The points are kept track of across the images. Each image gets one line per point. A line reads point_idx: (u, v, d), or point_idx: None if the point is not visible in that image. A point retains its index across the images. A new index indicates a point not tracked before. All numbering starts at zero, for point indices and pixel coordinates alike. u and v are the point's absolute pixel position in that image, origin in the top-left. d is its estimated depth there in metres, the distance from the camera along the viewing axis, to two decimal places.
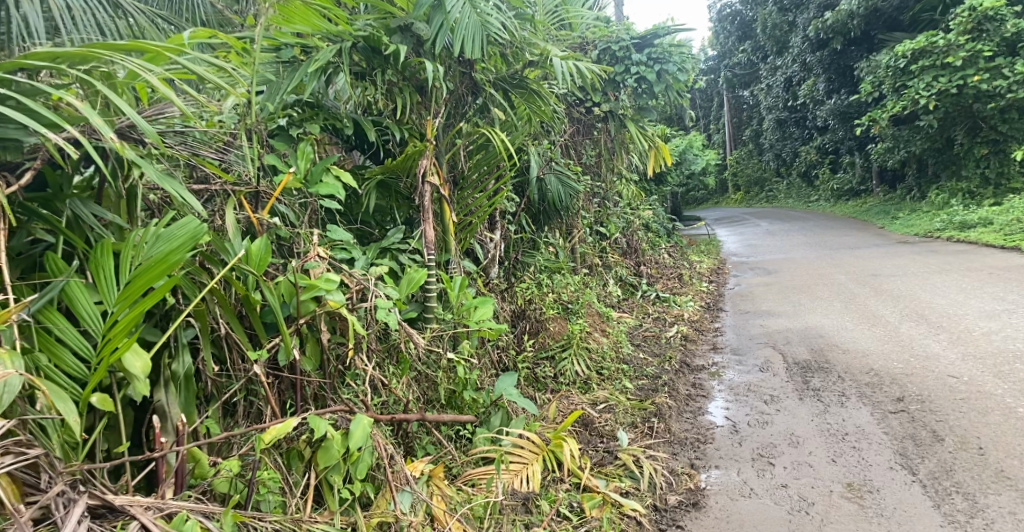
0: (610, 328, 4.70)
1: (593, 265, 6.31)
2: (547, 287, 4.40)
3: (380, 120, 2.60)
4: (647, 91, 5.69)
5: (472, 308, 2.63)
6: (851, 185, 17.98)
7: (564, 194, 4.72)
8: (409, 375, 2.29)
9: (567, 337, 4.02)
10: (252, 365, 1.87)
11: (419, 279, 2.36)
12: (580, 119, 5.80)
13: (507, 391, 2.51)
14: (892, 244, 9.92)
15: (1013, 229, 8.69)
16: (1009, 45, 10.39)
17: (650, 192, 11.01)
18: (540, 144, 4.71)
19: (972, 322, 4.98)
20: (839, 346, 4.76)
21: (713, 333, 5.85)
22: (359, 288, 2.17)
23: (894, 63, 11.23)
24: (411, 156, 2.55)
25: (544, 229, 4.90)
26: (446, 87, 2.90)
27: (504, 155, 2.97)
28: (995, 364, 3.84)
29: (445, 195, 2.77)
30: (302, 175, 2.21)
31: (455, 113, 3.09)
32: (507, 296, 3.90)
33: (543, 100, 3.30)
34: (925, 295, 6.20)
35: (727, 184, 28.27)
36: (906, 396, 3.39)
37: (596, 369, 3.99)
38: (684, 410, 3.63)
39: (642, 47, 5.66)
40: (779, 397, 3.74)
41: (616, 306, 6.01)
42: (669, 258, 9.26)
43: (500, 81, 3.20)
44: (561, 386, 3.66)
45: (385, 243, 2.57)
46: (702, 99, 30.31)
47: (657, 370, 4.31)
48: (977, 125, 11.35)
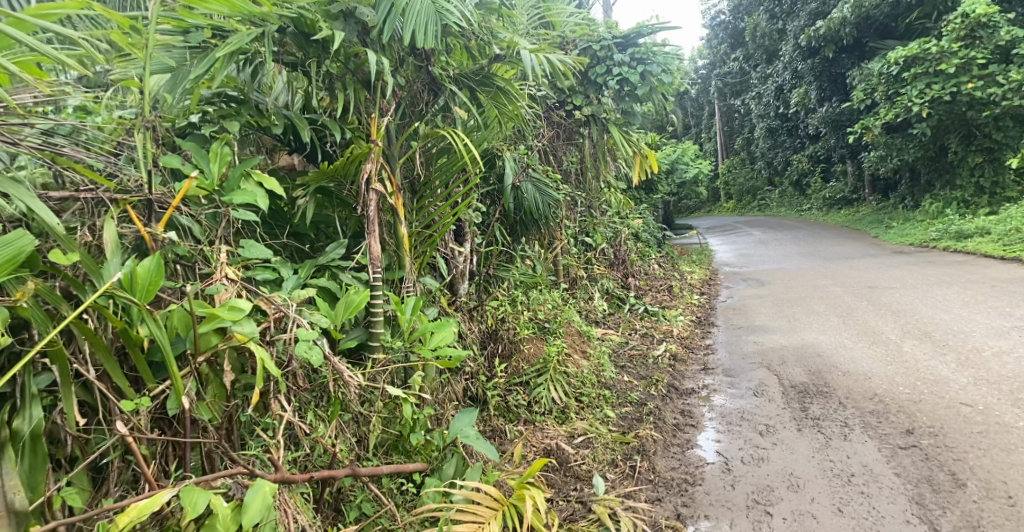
0: (593, 348, 4.35)
1: (578, 278, 5.97)
2: (522, 304, 4.04)
3: (317, 117, 2.20)
4: (630, 93, 5.38)
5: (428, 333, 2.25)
6: (843, 193, 17.78)
7: (542, 202, 4.37)
8: (339, 420, 1.90)
9: (543, 360, 3.65)
10: (128, 418, 1.46)
11: (359, 302, 1.99)
12: (559, 123, 5.49)
13: (463, 433, 2.15)
14: (887, 254, 9.65)
15: (1012, 239, 8.43)
16: (1003, 53, 10.18)
17: (638, 201, 10.71)
18: (515, 150, 4.40)
19: (980, 341, 4.66)
20: (839, 368, 4.42)
21: (704, 350, 5.52)
22: (279, 314, 1.76)
23: (886, 70, 11.00)
24: (355, 160, 2.15)
25: (521, 241, 4.56)
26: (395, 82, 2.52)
27: (468, 161, 2.60)
28: (1011, 391, 3.57)
29: (398, 204, 2.40)
30: (213, 180, 1.80)
31: (410, 112, 2.70)
32: (477, 316, 3.53)
33: (513, 101, 2.98)
34: (926, 309, 5.89)
35: (719, 192, 28.13)
36: (916, 428, 3.17)
37: (576, 395, 3.64)
38: (670, 444, 3.28)
39: (624, 47, 5.33)
40: (776, 427, 3.41)
41: (601, 322, 5.67)
42: (659, 269, 8.93)
43: (460, 78, 2.86)
44: (535, 417, 3.32)
45: (322, 259, 2.16)
46: (693, 107, 30.17)
47: (642, 395, 3.96)
48: (972, 133, 11.12)
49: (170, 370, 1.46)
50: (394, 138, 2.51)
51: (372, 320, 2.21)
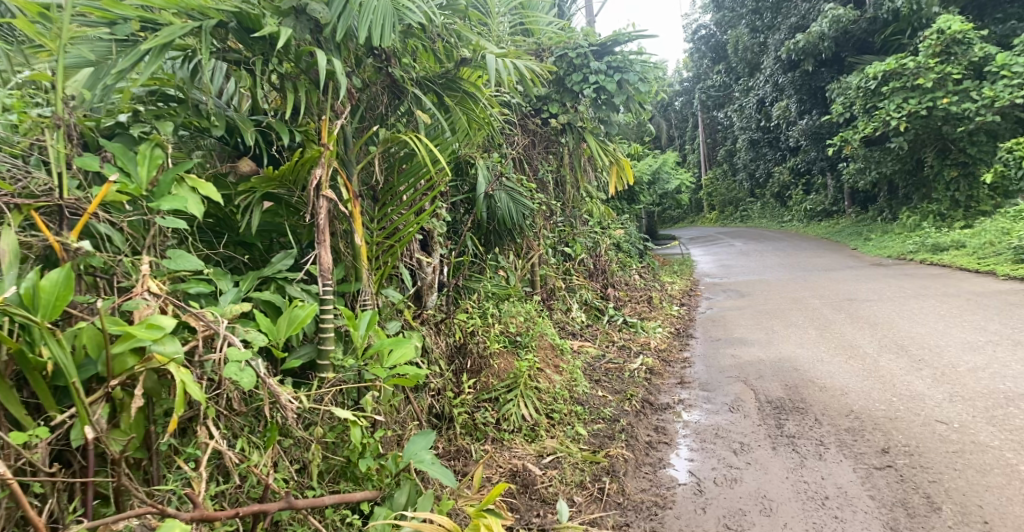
0: (568, 362, 4.22)
1: (556, 289, 5.85)
2: (494, 317, 3.91)
3: (263, 118, 2.08)
4: (607, 102, 5.29)
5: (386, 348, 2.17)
6: (823, 206, 17.93)
7: (515, 212, 4.32)
8: (276, 446, 1.76)
9: (513, 375, 3.52)
10: (21, 451, 1.32)
11: (303, 317, 1.87)
12: (535, 131, 5.40)
13: (417, 457, 2.01)
14: (865, 266, 9.68)
15: (987, 253, 8.48)
16: (977, 69, 10.31)
17: (620, 211, 10.66)
18: (489, 158, 4.29)
19: (956, 356, 4.62)
20: (815, 383, 4.35)
21: (681, 363, 5.43)
22: (209, 331, 1.62)
23: (864, 84, 11.08)
24: (304, 164, 2.01)
25: (494, 251, 4.44)
26: (350, 83, 2.39)
27: (430, 167, 2.48)
28: (987, 409, 3.51)
29: (355, 212, 2.26)
30: (141, 186, 1.67)
31: (369, 115, 2.58)
32: (444, 329, 3.39)
33: (480, 105, 2.84)
34: (903, 322, 5.86)
35: (702, 203, 28.28)
36: (891, 447, 3.09)
37: (546, 412, 3.50)
38: (642, 464, 3.17)
39: (601, 54, 5.23)
40: (750, 445, 3.32)
41: (577, 334, 5.55)
42: (639, 279, 8.85)
43: (423, 80, 2.74)
44: (503, 435, 3.19)
45: (267, 271, 2.02)
46: (677, 118, 30.35)
47: (616, 411, 3.84)
48: (947, 147, 11.23)
49: (74, 396, 1.33)
50: (351, 141, 2.38)
51: (320, 336, 2.06)
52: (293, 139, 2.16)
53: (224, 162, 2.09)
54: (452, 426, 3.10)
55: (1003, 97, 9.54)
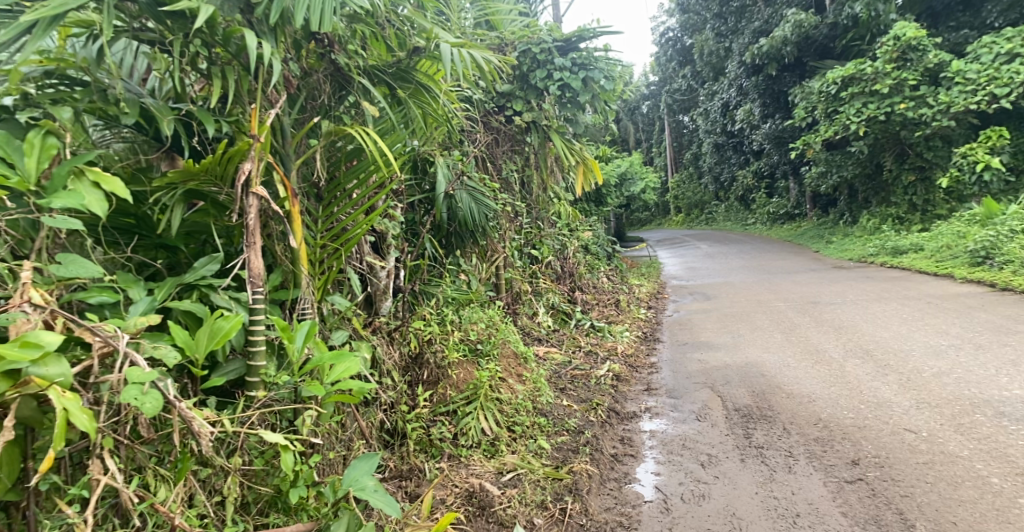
0: (532, 370, 4.05)
1: (523, 293, 5.68)
2: (453, 323, 3.66)
3: (184, 104, 1.84)
4: (572, 100, 5.15)
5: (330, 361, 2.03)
6: (787, 209, 18.21)
7: (477, 213, 4.13)
8: (190, 478, 1.53)
9: (473, 386, 3.33)
10: None
11: (228, 330, 1.64)
12: (499, 129, 5.23)
13: (358, 484, 1.81)
14: (828, 268, 9.78)
15: (944, 255, 8.61)
16: (932, 76, 10.50)
17: (588, 213, 10.58)
18: (449, 156, 4.09)
19: (920, 361, 4.59)
20: (782, 389, 4.26)
21: (648, 369, 5.32)
22: (106, 348, 1.39)
23: (826, 88, 11.21)
24: (231, 157, 1.80)
25: (456, 254, 4.26)
26: (288, 69, 2.18)
27: (377, 162, 2.30)
28: (953, 416, 3.46)
29: (293, 211, 2.05)
30: (27, 179, 1.45)
31: (309, 106, 2.36)
32: (398, 338, 3.19)
33: (435, 97, 2.66)
34: (867, 326, 5.85)
35: (669, 205, 28.54)
36: (861, 459, 3.02)
37: (507, 424, 3.32)
38: (606, 479, 3.03)
39: (566, 51, 5.09)
40: (718, 457, 3.20)
41: (543, 340, 5.40)
42: (607, 282, 8.76)
43: (372, 70, 2.54)
44: (461, 451, 3.00)
45: (191, 277, 1.79)
46: (644, 121, 30.56)
47: (581, 422, 3.68)
48: (905, 152, 11.42)
49: None
50: (289, 133, 2.17)
51: (250, 349, 1.84)
52: (219, 130, 1.94)
53: (145, 154, 1.86)
54: (406, 443, 2.91)
55: (957, 103, 9.70)
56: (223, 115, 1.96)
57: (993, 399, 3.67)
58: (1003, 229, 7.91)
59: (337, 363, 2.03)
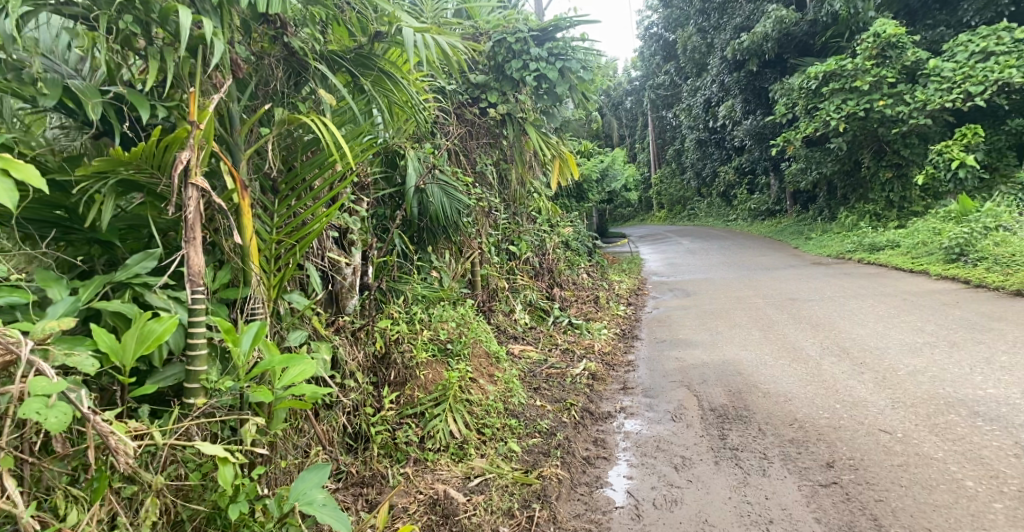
0: (504, 370, 3.93)
1: (499, 290, 5.57)
2: (422, 322, 3.52)
3: (113, 87, 1.73)
4: (549, 92, 5.05)
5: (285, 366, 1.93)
6: (768, 205, 18.29)
7: (449, 208, 4.01)
8: (107, 497, 1.40)
9: (442, 387, 3.21)
10: None
11: (160, 333, 1.52)
12: (473, 121, 5.11)
13: (305, 498, 1.71)
14: (807, 265, 9.81)
15: (921, 252, 8.66)
16: (910, 74, 10.56)
17: (569, 209, 10.49)
18: (419, 149, 3.96)
19: (894, 359, 4.57)
20: (758, 388, 4.21)
21: (624, 367, 5.25)
22: (9, 356, 1.26)
23: (806, 84, 11.22)
24: (168, 146, 1.68)
25: (427, 250, 4.14)
26: (236, 51, 2.05)
27: (335, 153, 2.19)
28: (929, 416, 3.43)
29: (243, 205, 1.93)
30: None
31: (261, 92, 2.23)
32: (362, 338, 3.02)
33: (399, 83, 2.54)
34: (844, 323, 5.84)
35: (652, 201, 28.62)
36: (836, 461, 2.97)
37: (477, 427, 3.21)
38: (577, 484, 2.95)
39: (542, 41, 4.96)
40: (692, 460, 3.13)
41: (519, 338, 5.29)
42: (587, 278, 8.69)
43: (330, 56, 2.43)
44: (427, 455, 2.89)
45: (122, 275, 1.67)
46: (627, 117, 30.57)
47: (553, 423, 3.58)
48: (882, 149, 11.49)
49: None
50: (238, 123, 2.05)
51: (190, 352, 1.71)
52: (158, 115, 1.82)
53: (77, 141, 1.78)
54: (370, 447, 2.79)
55: (933, 100, 9.76)
56: (162, 98, 1.84)
57: (968, 399, 3.64)
58: (978, 226, 7.97)
59: (292, 367, 1.93)
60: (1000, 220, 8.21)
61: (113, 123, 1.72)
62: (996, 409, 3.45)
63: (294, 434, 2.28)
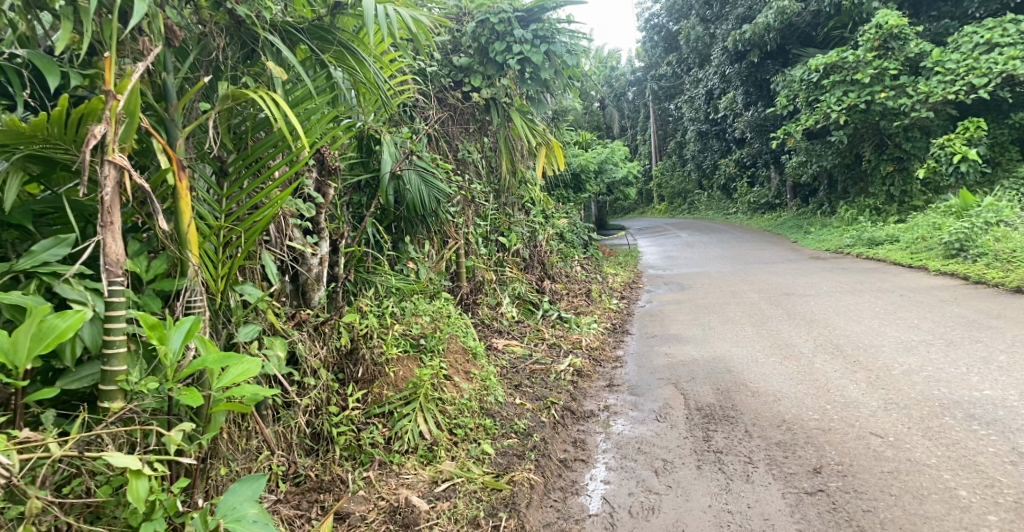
0: (482, 367, 3.73)
1: (485, 282, 5.40)
2: (394, 316, 3.34)
3: (20, 51, 1.60)
4: (534, 76, 4.87)
5: (228, 366, 1.81)
6: (768, 198, 18.13)
7: (427, 196, 3.85)
8: None
9: (413, 385, 3.01)
10: None
11: (64, 329, 1.40)
12: (455, 106, 4.98)
13: (232, 516, 1.58)
14: (805, 259, 9.66)
15: (919, 247, 8.51)
16: (912, 66, 10.36)
17: (566, 200, 10.33)
18: (397, 134, 3.80)
19: (890, 358, 4.42)
20: (748, 387, 4.07)
21: (612, 363, 5.10)
22: None
23: (808, 76, 11.02)
24: (83, 117, 1.54)
25: (405, 240, 3.98)
26: (168, 15, 1.88)
27: (286, 135, 2.04)
28: (923, 419, 3.27)
29: (179, 186, 1.77)
30: None
31: (203, 63, 2.05)
32: (326, 332, 2.83)
33: (361, 57, 2.37)
34: (839, 319, 5.69)
35: (654, 194, 28.45)
36: (823, 467, 2.83)
37: (448, 427, 3.03)
38: (551, 489, 2.81)
39: (527, 22, 4.75)
40: (673, 464, 2.99)
41: (504, 332, 5.14)
42: (581, 271, 8.53)
43: (284, 27, 2.25)
44: (392, 458, 2.71)
45: (30, 263, 1.53)
46: (629, 109, 30.31)
47: (531, 422, 3.42)
48: (883, 142, 11.29)
49: None
50: (175, 97, 1.88)
51: (106, 351, 1.57)
52: (74, 84, 1.68)
53: None
54: (333, 448, 2.63)
55: (936, 92, 9.55)
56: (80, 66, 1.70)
57: (964, 401, 3.49)
58: (978, 221, 7.80)
59: (233, 366, 1.79)
60: (1001, 215, 8.03)
61: (18, 91, 1.59)
62: (994, 412, 3.29)
63: (236, 437, 2.12)
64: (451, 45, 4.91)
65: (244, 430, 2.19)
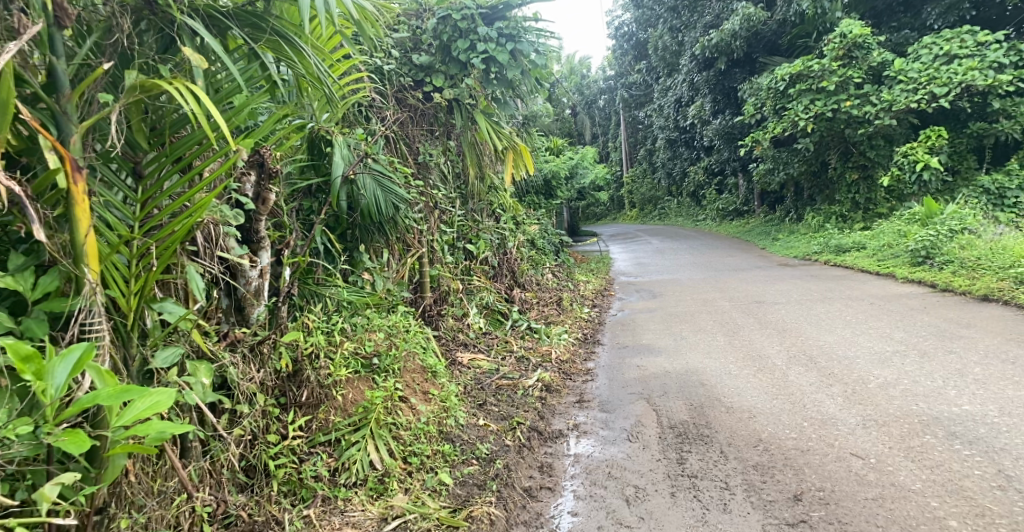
0: (442, 387, 3.47)
1: (451, 292, 5.14)
2: (344, 332, 3.08)
3: None
4: (499, 76, 4.66)
5: (138, 396, 1.54)
6: (736, 205, 18.27)
7: (383, 201, 3.60)
8: None
9: (363, 410, 2.76)
10: None
11: None
12: (415, 107, 4.73)
13: None
14: (774, 266, 9.63)
15: (886, 254, 8.53)
16: (876, 75, 10.46)
17: (536, 206, 10.14)
18: (349, 135, 3.54)
19: (865, 370, 4.29)
20: (722, 402, 3.89)
21: (583, 376, 4.90)
22: None
23: (775, 85, 11.03)
24: None
25: (360, 248, 3.72)
26: None
27: (208, 133, 1.80)
28: (903, 437, 3.13)
29: (72, 191, 1.50)
30: None
31: (108, 48, 1.77)
32: (265, 354, 2.55)
33: (300, 45, 2.11)
34: (811, 329, 5.59)
35: (625, 200, 28.55)
36: (804, 493, 2.66)
37: (403, 455, 2.77)
38: (513, 524, 2.58)
39: (491, 20, 4.57)
40: (646, 491, 2.79)
41: (469, 345, 4.88)
42: (552, 278, 8.33)
43: (207, 11, 1.99)
44: (338, 492, 2.44)
45: None
46: (601, 116, 30.41)
47: (494, 446, 3.18)
48: (849, 150, 11.36)
49: None
50: (68, 87, 1.60)
51: None
52: None
53: None
54: (270, 483, 2.35)
55: (899, 101, 9.62)
56: None
57: (943, 417, 3.36)
58: (943, 229, 7.83)
59: (142, 398, 1.52)
60: (965, 223, 8.06)
61: None
62: (974, 430, 3.16)
63: (146, 478, 1.84)
64: (410, 42, 4.67)
65: (160, 469, 1.91)
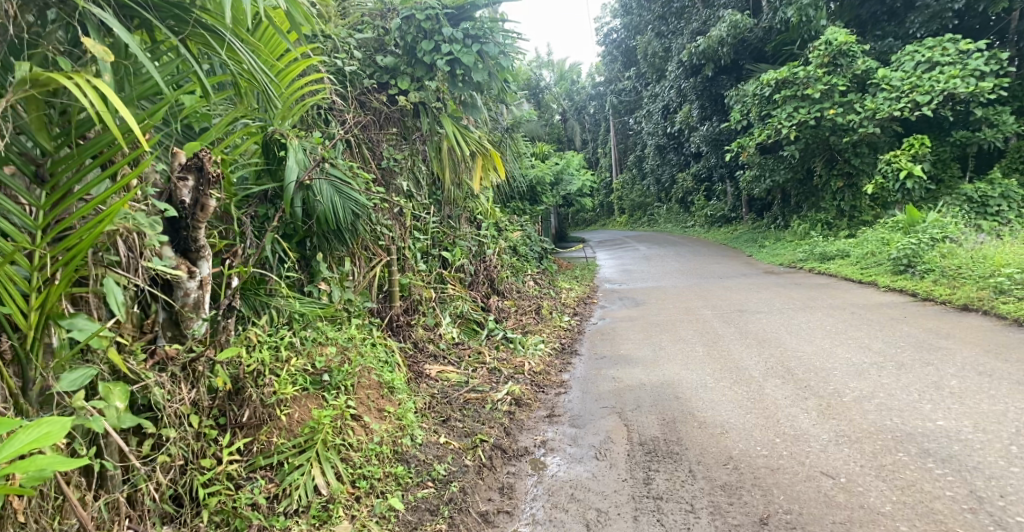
0: (400, 403, 3.31)
1: (423, 301, 5.00)
2: (293, 347, 2.93)
3: None
4: (466, 78, 4.55)
5: (22, 428, 1.39)
6: (723, 212, 18.24)
7: (341, 208, 3.46)
8: None
9: (309, 431, 2.61)
10: None
11: None
12: (381, 110, 4.60)
13: None
14: (758, 273, 9.56)
15: (870, 262, 8.48)
16: (860, 83, 10.45)
17: (520, 213, 10.02)
18: (305, 139, 3.41)
19: (841, 382, 4.19)
20: (695, 417, 3.77)
21: (556, 388, 4.76)
22: None
23: (760, 91, 10.99)
24: None
25: (317, 257, 3.58)
26: None
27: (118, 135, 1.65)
28: (876, 455, 3.02)
29: None
30: None
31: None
32: (200, 374, 2.39)
33: (230, 40, 2.00)
34: (790, 339, 5.48)
35: (615, 207, 28.54)
36: (771, 516, 2.55)
37: (351, 479, 2.63)
38: None
39: (458, 20, 4.50)
40: (608, 516, 2.66)
41: (439, 356, 4.68)
42: (534, 286, 8.19)
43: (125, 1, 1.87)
44: (275, 522, 2.28)
45: None
46: (591, 122, 30.41)
47: (452, 467, 3.03)
48: (834, 158, 11.36)
49: None
50: None
51: None
52: None
53: None
54: (201, 513, 2.20)
55: (882, 109, 9.61)
56: None
57: (917, 433, 3.26)
58: (925, 238, 7.78)
59: (26, 431, 1.37)
60: (946, 231, 8.03)
61: None
62: (948, 447, 3.06)
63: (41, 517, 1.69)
64: (375, 43, 4.57)
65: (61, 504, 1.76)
